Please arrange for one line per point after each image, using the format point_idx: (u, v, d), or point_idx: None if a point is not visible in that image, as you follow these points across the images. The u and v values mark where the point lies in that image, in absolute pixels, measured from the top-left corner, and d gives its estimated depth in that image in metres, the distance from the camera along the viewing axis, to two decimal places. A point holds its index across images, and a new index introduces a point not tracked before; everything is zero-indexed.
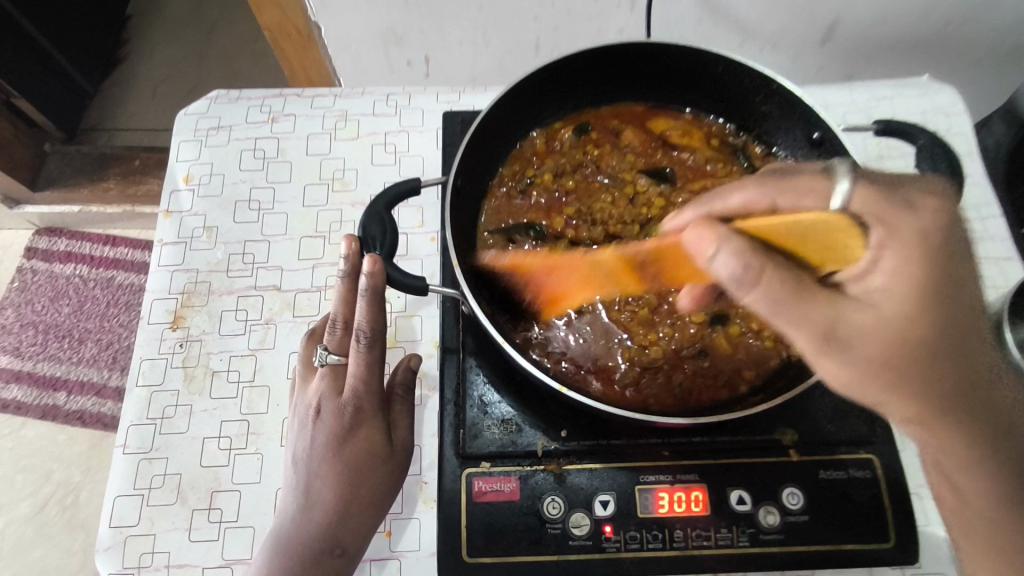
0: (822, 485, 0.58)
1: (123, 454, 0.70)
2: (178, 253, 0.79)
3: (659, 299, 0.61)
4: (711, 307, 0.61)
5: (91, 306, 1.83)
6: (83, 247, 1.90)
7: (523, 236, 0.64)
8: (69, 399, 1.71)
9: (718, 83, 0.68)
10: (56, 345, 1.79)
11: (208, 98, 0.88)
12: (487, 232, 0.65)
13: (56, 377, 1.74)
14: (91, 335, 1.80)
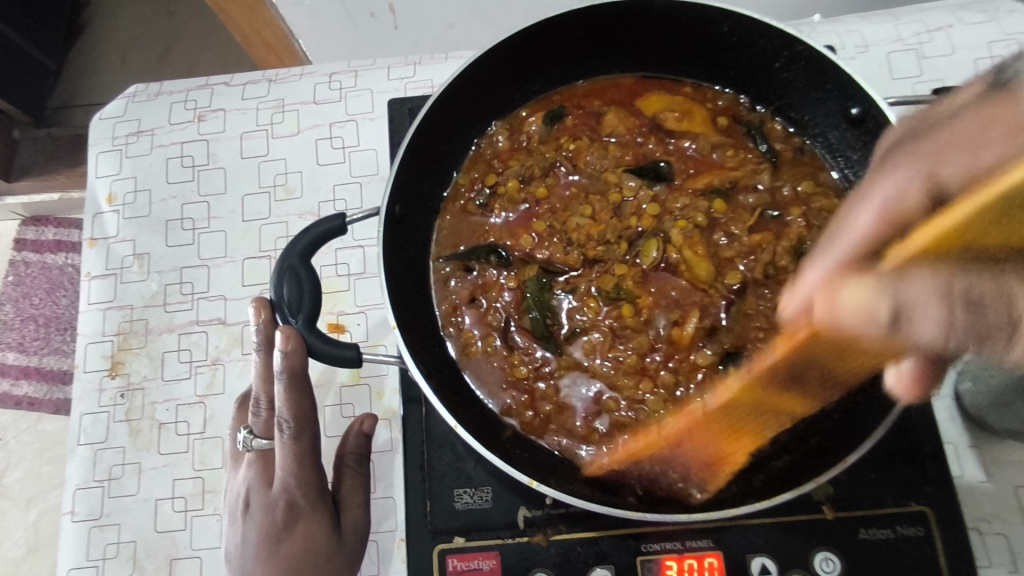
0: (864, 547, 0.49)
1: (71, 522, 0.63)
2: (108, 287, 0.70)
3: (649, 340, 0.50)
4: (719, 342, 0.49)
5: (41, 293, 1.38)
6: (49, 233, 1.42)
7: (484, 262, 0.54)
8: (14, 385, 1.32)
9: (720, 44, 0.54)
10: (13, 334, 1.36)
11: (125, 97, 0.76)
12: (440, 258, 0.54)
13: (8, 366, 1.33)
14: (48, 321, 1.36)
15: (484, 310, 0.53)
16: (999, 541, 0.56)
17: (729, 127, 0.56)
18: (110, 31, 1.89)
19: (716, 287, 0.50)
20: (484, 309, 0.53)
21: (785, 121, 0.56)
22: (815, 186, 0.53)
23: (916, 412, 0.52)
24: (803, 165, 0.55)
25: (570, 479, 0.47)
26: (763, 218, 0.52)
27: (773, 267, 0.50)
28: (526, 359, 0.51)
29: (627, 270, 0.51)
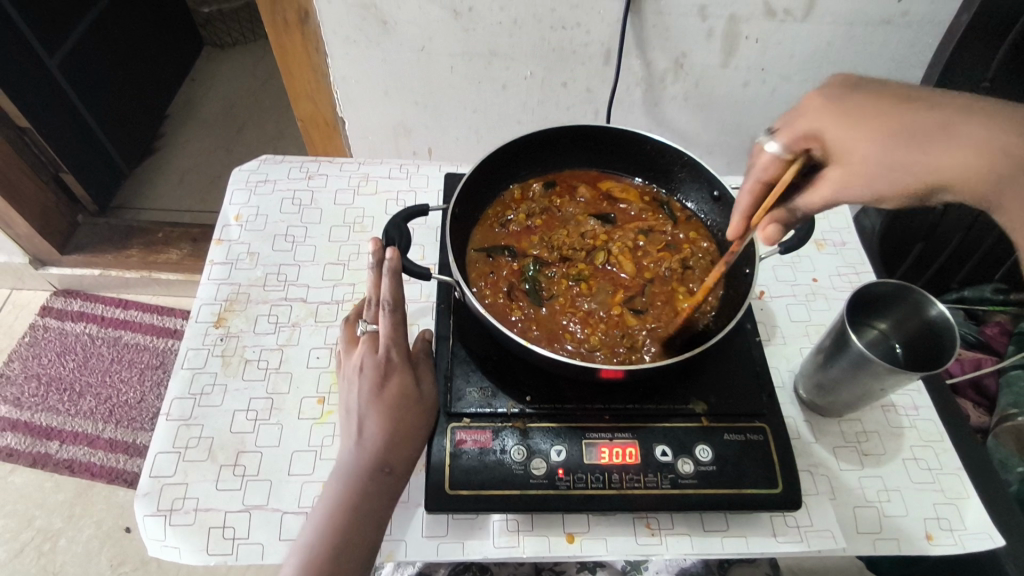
0: (726, 443, 0.76)
1: (166, 420, 0.84)
2: (225, 270, 0.99)
3: (595, 303, 0.85)
4: (634, 305, 0.84)
5: (96, 361, 1.98)
6: (97, 308, 2.10)
7: (500, 253, 0.89)
8: (60, 447, 1.81)
9: (646, 156, 0.94)
10: (57, 397, 1.90)
11: (258, 160, 1.13)
12: (473, 249, 0.89)
13: (52, 427, 1.84)
14: (91, 389, 1.93)
15: (496, 278, 0.87)
16: (823, 478, 0.82)
17: (651, 202, 0.95)
18: (175, 160, 2.49)
19: (636, 278, 0.87)
20: (496, 277, 0.87)
21: (682, 200, 0.95)
22: (699, 234, 0.91)
23: (757, 373, 0.83)
24: (693, 224, 0.92)
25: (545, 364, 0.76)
26: (667, 247, 0.90)
27: (668, 270, 0.87)
28: (521, 306, 0.84)
29: (585, 265, 0.88)
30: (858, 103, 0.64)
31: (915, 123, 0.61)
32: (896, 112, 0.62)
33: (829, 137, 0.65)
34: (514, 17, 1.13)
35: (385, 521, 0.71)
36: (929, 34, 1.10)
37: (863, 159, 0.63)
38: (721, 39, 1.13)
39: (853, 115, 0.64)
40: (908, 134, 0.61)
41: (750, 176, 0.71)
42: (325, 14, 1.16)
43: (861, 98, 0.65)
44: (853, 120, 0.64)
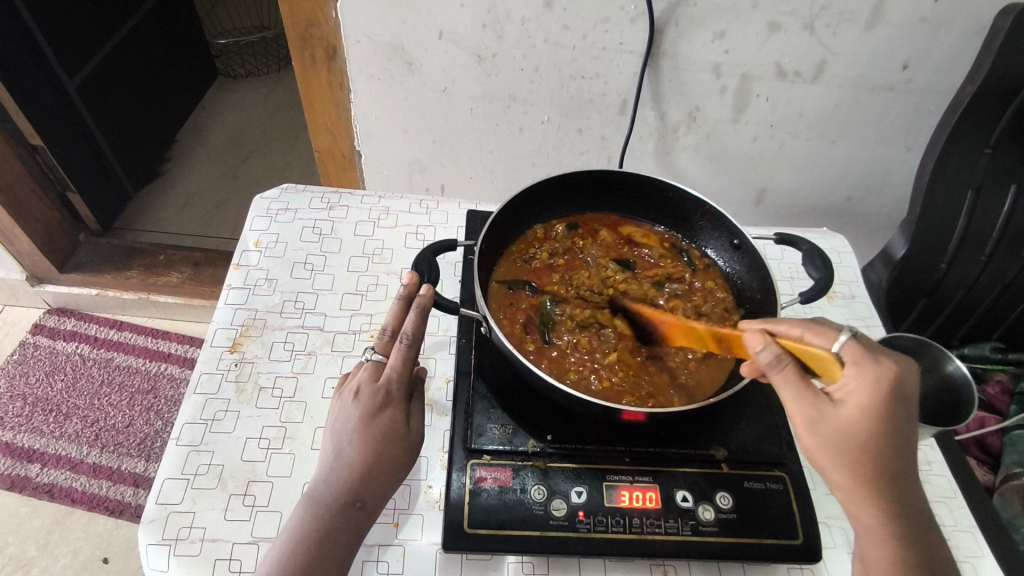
0: (746, 491, 0.76)
1: (175, 445, 0.82)
2: (242, 295, 0.99)
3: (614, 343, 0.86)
4: (652, 347, 0.86)
5: (85, 384, 1.93)
6: (90, 329, 2.06)
7: (521, 287, 0.92)
8: (41, 471, 1.74)
9: (668, 203, 0.99)
10: (42, 418, 1.85)
11: (280, 189, 1.15)
12: (496, 281, 0.92)
13: (34, 449, 1.78)
14: (78, 412, 1.87)
15: (516, 309, 0.89)
16: (841, 532, 0.79)
17: (670, 249, 0.99)
18: (181, 185, 2.50)
19: (654, 323, 0.89)
20: (516, 309, 0.89)
21: (701, 248, 0.99)
22: (716, 282, 0.94)
23: (773, 420, 0.84)
24: (711, 273, 0.96)
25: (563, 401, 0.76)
26: (684, 294, 0.93)
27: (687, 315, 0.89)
28: (540, 342, 0.86)
29: (604, 306, 0.90)
30: (891, 411, 0.62)
31: (886, 443, 0.63)
32: (893, 432, 0.63)
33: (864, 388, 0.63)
34: (536, 65, 1.17)
35: (349, 564, 0.67)
36: (931, 101, 1.13)
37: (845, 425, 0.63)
38: (733, 96, 1.17)
39: (877, 409, 0.62)
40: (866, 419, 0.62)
41: (802, 323, 0.67)
42: (351, 52, 1.20)
43: (899, 413, 0.63)
44: (881, 411, 0.62)
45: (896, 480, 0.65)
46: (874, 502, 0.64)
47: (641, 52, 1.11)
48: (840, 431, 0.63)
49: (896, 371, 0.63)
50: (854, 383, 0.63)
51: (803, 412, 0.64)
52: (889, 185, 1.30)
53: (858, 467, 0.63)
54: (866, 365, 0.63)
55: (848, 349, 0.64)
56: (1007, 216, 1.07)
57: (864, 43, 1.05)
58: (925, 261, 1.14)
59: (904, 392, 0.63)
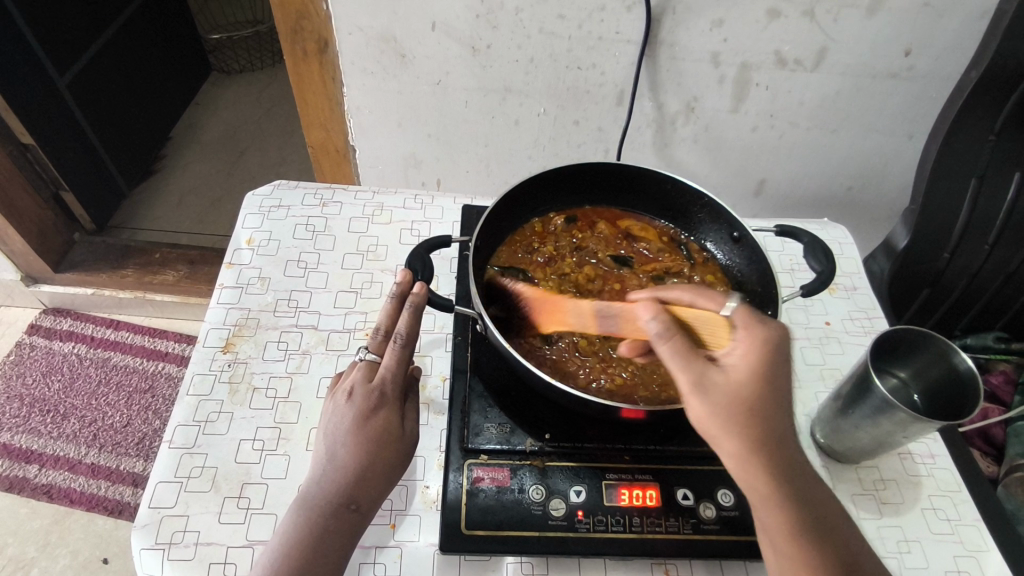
0: (748, 488, 0.75)
1: (168, 448, 0.81)
2: (235, 294, 0.97)
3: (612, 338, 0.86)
4: None
5: (82, 384, 1.92)
6: (87, 328, 2.05)
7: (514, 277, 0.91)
8: (40, 472, 1.73)
9: (666, 195, 0.97)
10: (39, 419, 1.84)
11: (272, 185, 1.13)
12: (493, 267, 0.92)
13: (32, 450, 1.77)
14: (76, 412, 1.86)
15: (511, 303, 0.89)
16: None
17: (669, 243, 0.98)
18: (176, 183, 2.48)
19: None
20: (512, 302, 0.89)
21: (701, 241, 0.98)
22: (715, 276, 0.93)
23: None
24: (710, 267, 0.94)
25: (563, 400, 0.74)
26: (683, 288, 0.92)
27: None
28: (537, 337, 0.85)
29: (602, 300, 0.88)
30: (774, 370, 0.62)
31: (769, 403, 0.61)
32: (777, 394, 0.61)
33: (747, 349, 0.62)
34: (531, 56, 1.15)
35: (343, 568, 0.66)
36: (934, 88, 1.11)
37: (732, 387, 0.61)
38: (732, 85, 1.15)
39: (761, 368, 0.61)
40: (751, 379, 0.61)
41: (692, 291, 0.70)
42: (343, 44, 1.18)
43: (781, 372, 0.62)
44: (764, 371, 0.61)
45: (783, 445, 0.61)
46: (763, 470, 0.60)
47: (637, 42, 1.10)
48: (730, 392, 0.60)
49: (778, 333, 0.64)
50: (739, 346, 0.63)
51: (692, 378, 0.61)
52: (890, 174, 1.29)
53: (746, 434, 0.60)
54: (755, 327, 0.64)
55: (738, 312, 0.65)
56: (1011, 204, 1.05)
57: (865, 28, 1.03)
58: (927, 251, 1.12)
59: (787, 354, 0.64)
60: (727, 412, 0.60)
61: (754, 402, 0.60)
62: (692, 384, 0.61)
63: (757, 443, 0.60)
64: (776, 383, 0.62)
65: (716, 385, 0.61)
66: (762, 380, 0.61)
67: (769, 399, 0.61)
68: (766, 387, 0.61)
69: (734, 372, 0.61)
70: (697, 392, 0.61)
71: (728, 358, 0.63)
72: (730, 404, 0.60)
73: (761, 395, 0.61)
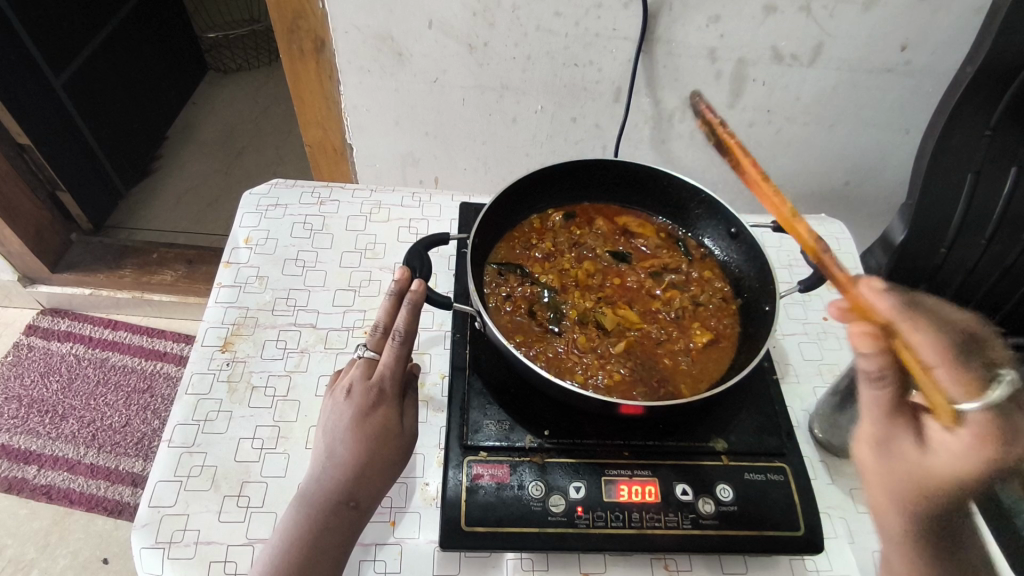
0: (746, 483, 0.75)
1: (168, 447, 0.81)
2: (233, 293, 0.97)
3: (611, 335, 0.86)
4: (651, 339, 0.86)
5: (80, 384, 1.92)
6: (85, 328, 2.05)
7: (512, 274, 0.91)
8: (39, 472, 1.73)
9: (664, 191, 0.97)
10: (38, 419, 1.83)
11: (270, 184, 1.13)
12: (491, 264, 0.92)
13: (31, 450, 1.77)
14: (75, 412, 1.86)
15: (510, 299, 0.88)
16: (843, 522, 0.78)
17: (667, 239, 0.98)
18: (173, 182, 2.48)
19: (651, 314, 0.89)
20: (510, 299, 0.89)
21: (698, 237, 0.98)
22: (713, 272, 0.94)
23: (772, 411, 0.83)
24: (708, 263, 0.95)
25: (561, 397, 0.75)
26: (680, 284, 0.93)
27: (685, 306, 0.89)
28: (535, 334, 0.85)
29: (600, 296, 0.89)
30: (988, 484, 0.52)
31: (960, 502, 0.54)
32: (972, 498, 0.54)
33: (958, 455, 0.53)
34: (528, 53, 1.15)
35: (343, 566, 0.66)
36: (930, 83, 1.11)
37: (922, 480, 0.54)
38: (730, 81, 1.15)
39: (975, 479, 0.52)
40: (951, 483, 0.53)
41: (936, 349, 0.56)
42: (340, 42, 1.18)
43: (999, 487, 0.53)
44: (979, 483, 0.52)
45: (958, 548, 0.55)
46: (917, 559, 0.55)
47: (634, 38, 1.09)
48: (920, 481, 0.54)
49: (1021, 452, 0.51)
50: (957, 441, 0.53)
51: (880, 439, 0.58)
52: (887, 169, 1.29)
53: (919, 520, 0.55)
54: (994, 438, 0.51)
55: (969, 403, 0.53)
56: (1008, 198, 1.06)
57: (861, 24, 1.03)
58: (924, 246, 1.13)
59: (1022, 477, 0.52)
60: (900, 490, 0.55)
61: (943, 503, 0.54)
62: (880, 443, 0.57)
63: (927, 537, 0.55)
64: (987, 493, 0.53)
65: (904, 463, 0.55)
66: (971, 489, 0.52)
67: (960, 506, 0.54)
68: (965, 494, 0.53)
69: (943, 468, 0.53)
70: (881, 454, 0.57)
71: (937, 448, 0.54)
72: (915, 488, 0.55)
73: (964, 498, 0.53)
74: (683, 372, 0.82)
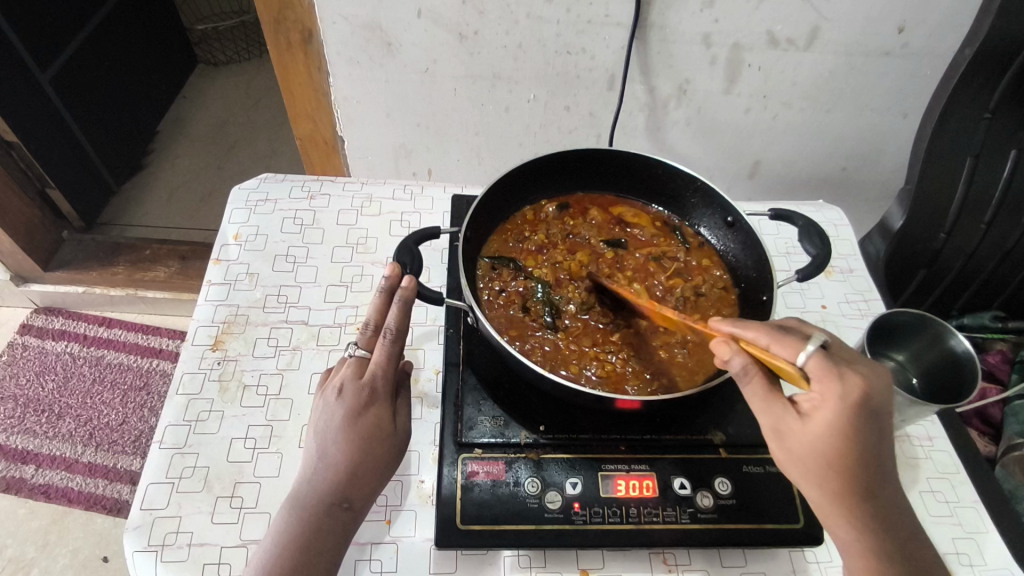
0: (745, 476, 0.75)
1: (158, 449, 0.79)
2: (223, 291, 0.95)
3: (607, 328, 0.85)
4: (649, 332, 0.85)
5: (76, 383, 1.90)
6: (79, 327, 2.03)
7: (506, 266, 0.90)
8: (36, 472, 1.72)
9: (659, 179, 0.96)
10: (34, 419, 1.82)
11: (259, 178, 1.11)
12: (484, 257, 0.91)
13: (28, 450, 1.76)
14: (71, 411, 1.85)
15: (503, 293, 0.87)
16: None
17: (662, 228, 0.97)
18: (165, 178, 2.45)
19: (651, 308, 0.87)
20: (504, 292, 0.87)
21: (694, 226, 0.96)
22: (711, 262, 0.93)
23: None
24: (705, 252, 0.94)
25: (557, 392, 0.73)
26: (677, 274, 0.92)
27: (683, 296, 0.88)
28: (531, 328, 0.84)
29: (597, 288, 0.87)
30: (858, 429, 0.58)
31: (857, 457, 0.59)
32: (865, 449, 0.59)
33: (822, 411, 0.59)
34: (520, 41, 1.13)
35: (337, 565, 0.65)
36: (929, 66, 1.09)
37: (807, 445, 0.60)
38: (725, 66, 1.13)
39: (847, 429, 0.58)
40: (827, 440, 0.59)
41: (770, 333, 0.62)
42: (327, 32, 1.15)
43: (870, 428, 0.58)
44: (846, 433, 0.58)
45: (877, 499, 0.60)
46: (851, 522, 0.60)
47: (627, 24, 1.07)
48: (806, 446, 0.60)
49: (867, 388, 0.58)
50: (822, 401, 0.59)
51: (770, 424, 0.62)
52: (885, 154, 1.27)
53: (829, 484, 0.60)
54: (832, 382, 0.58)
55: (813, 364, 0.58)
56: (1007, 181, 1.04)
57: (858, 7, 1.01)
58: (923, 231, 1.11)
59: (879, 409, 0.58)
60: (804, 462, 0.61)
61: (835, 460, 0.59)
62: (770, 429, 0.62)
63: (845, 496, 0.60)
64: (868, 436, 0.58)
65: (791, 439, 0.61)
66: (848, 440, 0.58)
67: (854, 460, 0.59)
68: (847, 448, 0.58)
69: (816, 429, 0.59)
70: (776, 437, 0.62)
71: (807, 413, 0.61)
72: (809, 457, 0.60)
73: (851, 450, 0.59)
74: (682, 365, 0.81)
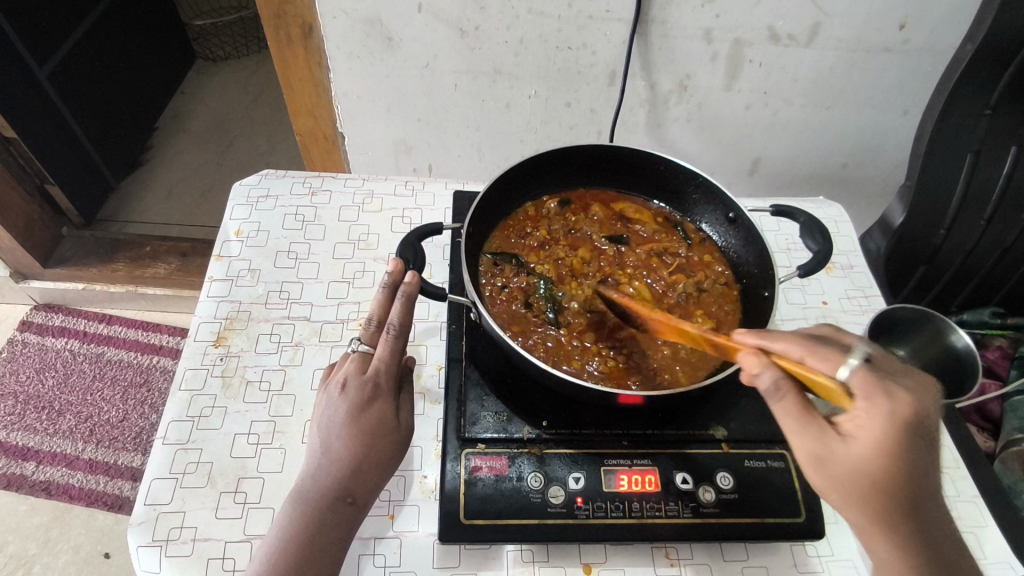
0: (747, 470, 0.75)
1: (161, 444, 0.80)
2: (225, 288, 0.95)
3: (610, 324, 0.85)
4: None
5: (76, 379, 1.90)
6: (79, 324, 2.03)
7: (508, 263, 0.90)
8: (37, 469, 1.72)
9: (660, 175, 0.96)
10: (35, 416, 1.82)
11: (259, 174, 1.11)
12: (486, 253, 0.91)
13: (29, 447, 1.76)
14: (71, 408, 1.85)
15: (506, 289, 0.87)
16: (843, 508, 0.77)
17: (664, 224, 0.97)
18: (164, 174, 2.45)
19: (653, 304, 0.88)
20: (506, 288, 0.87)
21: (696, 222, 0.97)
22: (712, 258, 0.93)
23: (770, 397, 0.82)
24: (707, 248, 0.94)
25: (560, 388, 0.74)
26: (679, 270, 0.92)
27: (685, 292, 0.88)
28: (534, 324, 0.84)
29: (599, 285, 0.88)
30: (905, 448, 0.56)
31: (904, 477, 0.57)
32: (912, 469, 0.57)
33: (867, 430, 0.57)
34: (520, 36, 1.13)
35: (341, 560, 0.65)
36: (929, 62, 1.09)
37: (852, 470, 0.57)
38: (726, 62, 1.13)
39: (894, 448, 0.56)
40: (874, 462, 0.56)
41: (803, 345, 0.60)
42: (327, 27, 1.15)
43: (917, 446, 0.57)
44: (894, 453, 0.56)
45: (921, 519, 0.58)
46: (893, 544, 0.58)
47: (628, 20, 1.07)
48: (851, 471, 0.57)
49: (912, 404, 0.57)
50: (868, 419, 0.57)
51: (811, 451, 0.59)
52: (886, 150, 1.28)
53: (873, 507, 0.58)
54: (879, 399, 0.57)
55: (857, 379, 0.57)
56: (1008, 176, 1.04)
57: (859, 2, 1.01)
58: (924, 227, 1.11)
59: (924, 426, 0.57)
60: (848, 488, 0.58)
61: (881, 482, 0.57)
62: (812, 455, 0.59)
63: (890, 518, 0.58)
64: (915, 455, 0.57)
65: (835, 464, 0.58)
66: (896, 460, 0.56)
67: (900, 480, 0.57)
68: (895, 469, 0.56)
69: (862, 450, 0.57)
70: (819, 463, 0.59)
71: (850, 435, 0.58)
72: (854, 481, 0.58)
73: (899, 470, 0.57)
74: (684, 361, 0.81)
